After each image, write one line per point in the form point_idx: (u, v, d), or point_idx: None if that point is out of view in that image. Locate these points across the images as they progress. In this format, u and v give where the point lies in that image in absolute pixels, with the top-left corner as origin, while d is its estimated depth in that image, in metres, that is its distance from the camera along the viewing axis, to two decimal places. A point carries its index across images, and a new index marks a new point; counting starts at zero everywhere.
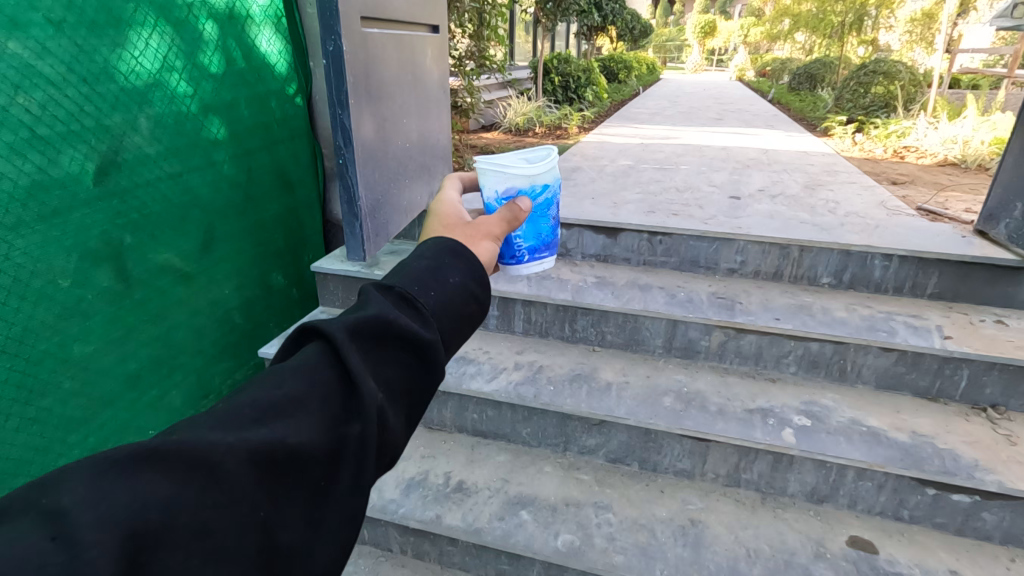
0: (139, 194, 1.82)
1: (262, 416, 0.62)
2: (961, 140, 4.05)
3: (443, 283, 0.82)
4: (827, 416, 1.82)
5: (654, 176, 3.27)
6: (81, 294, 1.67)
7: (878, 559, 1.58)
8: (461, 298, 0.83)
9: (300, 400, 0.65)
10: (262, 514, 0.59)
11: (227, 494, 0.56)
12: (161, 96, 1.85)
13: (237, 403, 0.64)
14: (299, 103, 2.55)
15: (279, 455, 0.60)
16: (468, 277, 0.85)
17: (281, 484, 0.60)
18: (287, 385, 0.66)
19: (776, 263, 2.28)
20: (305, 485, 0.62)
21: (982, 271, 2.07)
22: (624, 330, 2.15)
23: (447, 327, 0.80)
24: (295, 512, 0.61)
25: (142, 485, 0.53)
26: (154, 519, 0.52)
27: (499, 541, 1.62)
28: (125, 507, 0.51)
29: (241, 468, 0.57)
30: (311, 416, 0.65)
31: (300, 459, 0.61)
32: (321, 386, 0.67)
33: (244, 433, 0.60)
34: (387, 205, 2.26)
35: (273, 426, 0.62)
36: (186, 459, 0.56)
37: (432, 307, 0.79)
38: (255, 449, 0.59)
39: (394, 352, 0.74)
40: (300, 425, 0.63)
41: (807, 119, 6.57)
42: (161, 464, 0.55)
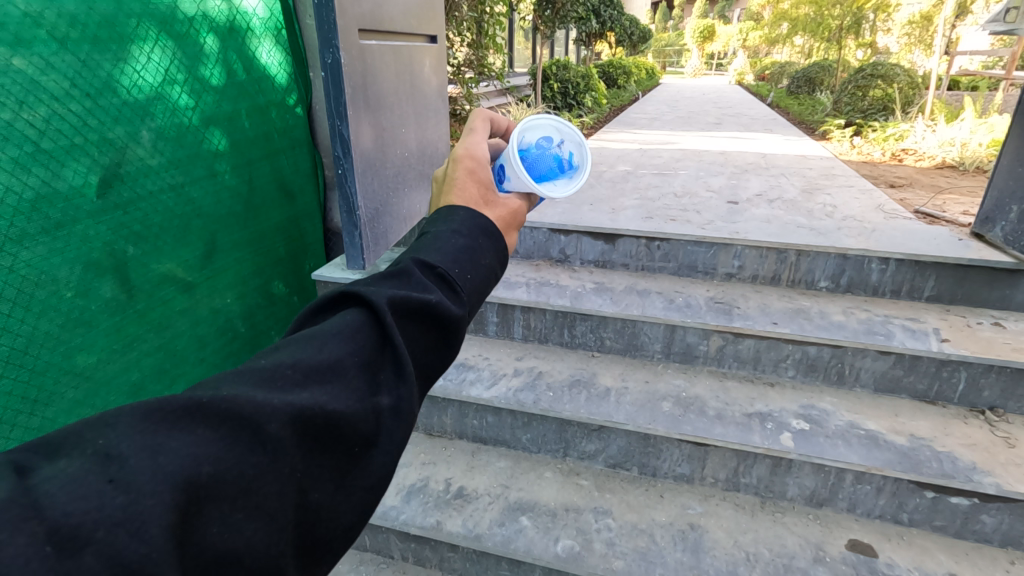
0: (142, 205, 1.84)
1: (303, 379, 0.64)
2: (958, 143, 4.07)
3: (476, 263, 0.82)
4: (826, 419, 1.83)
5: (653, 181, 3.29)
6: (84, 305, 1.69)
7: (877, 562, 1.58)
8: (487, 279, 0.84)
9: (338, 368, 0.66)
10: (298, 475, 0.61)
11: (270, 453, 0.59)
12: (163, 109, 1.88)
13: (278, 362, 0.65)
14: (299, 113, 2.58)
15: (317, 422, 0.62)
16: (496, 260, 0.86)
17: (317, 448, 0.62)
18: (327, 350, 0.67)
19: (774, 267, 2.29)
20: (338, 452, 0.64)
21: (979, 274, 2.08)
22: (623, 336, 2.16)
23: (476, 307, 0.81)
24: (326, 475, 0.63)
25: (194, 440, 0.56)
26: (204, 473, 0.55)
27: (499, 547, 1.63)
28: (177, 459, 0.54)
29: (284, 430, 0.60)
30: (347, 384, 0.66)
31: (337, 426, 0.63)
32: (357, 355, 0.68)
33: (286, 396, 0.62)
34: (387, 213, 2.28)
35: (313, 393, 0.63)
36: (236, 417, 0.58)
37: (466, 286, 0.79)
38: (296, 414, 0.61)
39: (427, 327, 0.75)
40: (336, 392, 0.65)
41: (806, 123, 6.59)
42: (212, 422, 0.57)
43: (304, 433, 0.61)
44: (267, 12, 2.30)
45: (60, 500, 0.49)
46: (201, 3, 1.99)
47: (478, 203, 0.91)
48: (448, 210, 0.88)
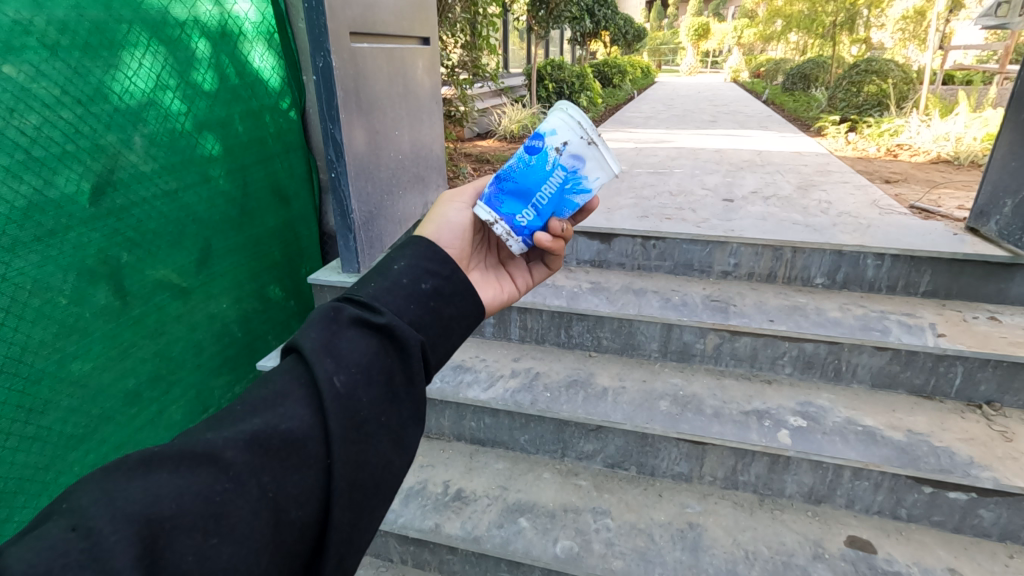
0: (135, 212, 1.84)
1: (252, 409, 0.65)
2: (954, 137, 4.08)
3: (385, 271, 0.79)
4: (823, 416, 1.83)
5: (648, 180, 3.29)
6: (79, 312, 1.69)
7: (877, 558, 1.58)
8: (412, 277, 0.79)
9: (281, 394, 0.66)
10: (271, 494, 0.60)
11: (234, 479, 0.59)
12: (155, 115, 1.88)
13: (232, 404, 0.67)
14: (292, 117, 2.57)
15: (272, 442, 0.61)
16: (415, 258, 0.82)
17: (284, 467, 0.61)
18: (274, 382, 0.67)
19: (769, 264, 2.29)
20: (307, 465, 0.62)
21: (975, 268, 2.08)
22: (620, 335, 2.16)
23: (407, 304, 0.76)
24: (306, 489, 0.62)
25: (155, 482, 0.56)
26: (166, 509, 0.55)
27: (498, 549, 1.63)
28: (138, 500, 0.54)
29: (242, 455, 0.60)
30: (296, 404, 0.65)
31: (294, 441, 0.63)
32: (298, 379, 0.68)
33: (239, 426, 0.63)
34: (381, 216, 2.27)
35: (264, 416, 0.63)
36: (192, 454, 0.59)
37: (372, 293, 0.76)
38: (249, 439, 0.61)
39: (355, 336, 0.71)
40: (287, 412, 0.64)
41: (801, 119, 6.59)
42: (170, 463, 0.58)
43: (261, 455, 0.61)
44: (259, 16, 2.30)
45: (27, 558, 0.49)
46: (192, 8, 1.99)
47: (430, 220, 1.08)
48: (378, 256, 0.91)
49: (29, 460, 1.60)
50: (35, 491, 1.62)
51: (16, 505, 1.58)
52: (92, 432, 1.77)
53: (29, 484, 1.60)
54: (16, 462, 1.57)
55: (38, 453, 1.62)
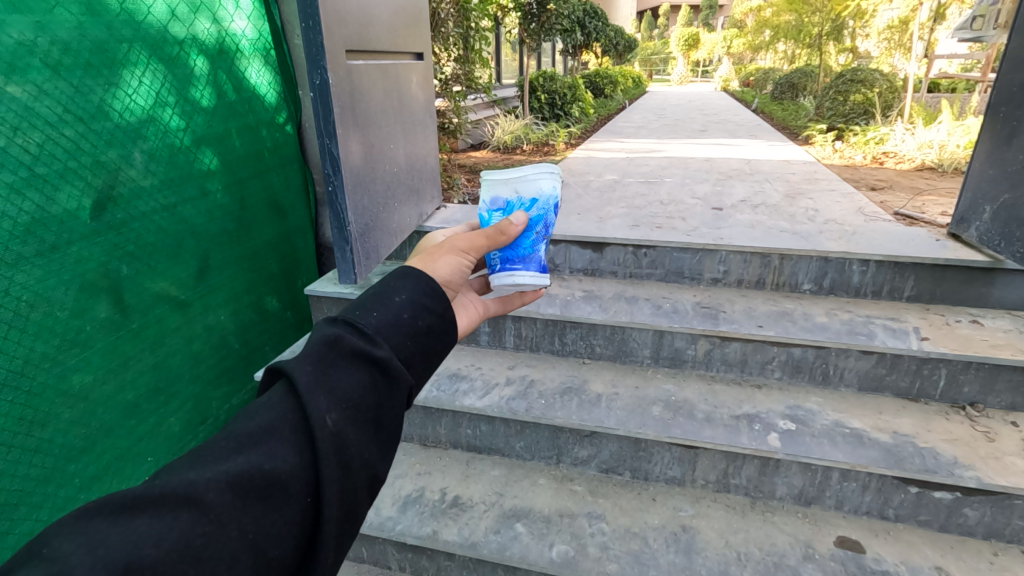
0: (135, 226, 1.87)
1: (239, 446, 0.66)
2: (937, 144, 4.17)
3: (387, 304, 0.84)
4: (811, 419, 1.87)
5: (640, 189, 3.34)
6: (80, 325, 1.71)
7: (865, 558, 1.62)
8: (411, 313, 0.84)
9: (270, 429, 0.68)
10: (251, 535, 0.61)
11: (214, 522, 0.60)
12: (154, 131, 1.92)
13: (216, 438, 0.68)
14: (289, 131, 2.62)
15: (256, 482, 0.63)
16: (415, 293, 0.87)
17: (264, 506, 0.63)
18: (261, 417, 0.69)
19: (758, 271, 2.35)
20: (290, 503, 0.64)
21: (957, 273, 2.14)
22: (613, 342, 2.20)
23: (402, 341, 0.81)
24: (286, 527, 0.64)
25: (135, 528, 0.57)
26: (147, 555, 0.56)
27: (495, 554, 1.66)
28: (120, 549, 0.55)
29: (223, 497, 0.61)
30: (284, 441, 0.67)
31: (278, 480, 0.64)
32: (289, 413, 0.70)
33: (222, 464, 0.64)
34: (376, 228, 2.30)
35: (248, 456, 0.65)
36: (173, 498, 0.60)
37: (372, 326, 0.80)
38: (230, 480, 0.62)
39: (350, 371, 0.74)
40: (274, 449, 0.66)
41: (790, 127, 6.70)
42: (150, 507, 0.59)
43: (244, 496, 0.62)
44: (256, 33, 2.35)
45: None
46: (191, 27, 2.03)
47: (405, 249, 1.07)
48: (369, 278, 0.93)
49: (31, 472, 1.62)
50: (35, 503, 1.64)
51: (16, 518, 1.59)
52: (92, 444, 1.79)
53: (29, 496, 1.62)
54: (17, 474, 1.58)
55: (39, 466, 1.64)
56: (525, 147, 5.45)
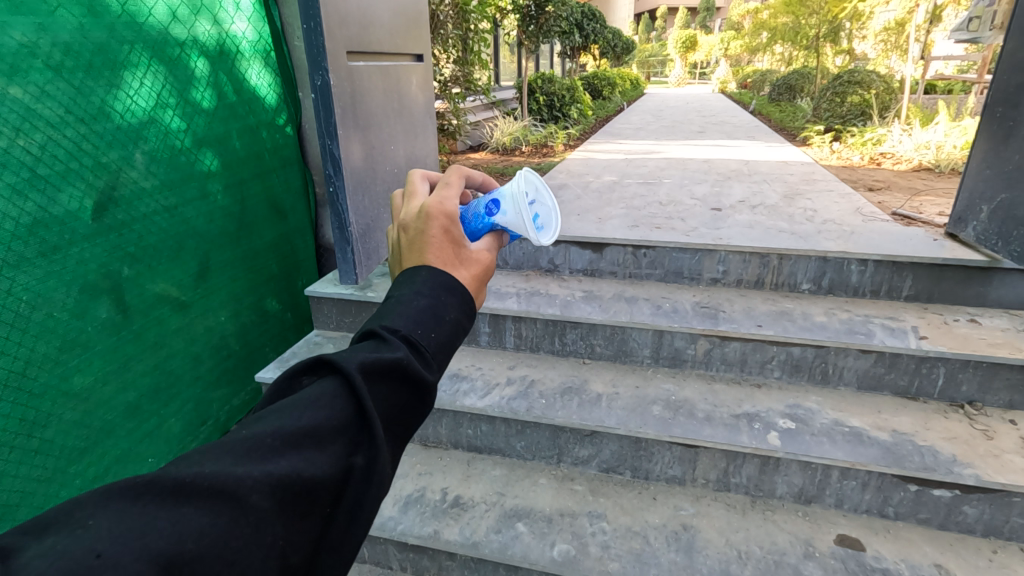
0: (136, 228, 1.87)
1: (283, 446, 0.63)
2: (934, 145, 4.20)
3: (444, 319, 0.80)
4: (810, 418, 1.88)
5: (639, 190, 3.35)
6: (81, 326, 1.71)
7: (865, 555, 1.62)
8: (458, 332, 0.81)
9: (317, 434, 0.65)
10: (281, 542, 0.60)
11: (252, 525, 0.58)
12: (155, 132, 1.92)
13: (258, 431, 0.64)
14: (289, 132, 2.63)
15: (296, 490, 0.61)
16: (465, 310, 0.83)
17: (296, 514, 0.62)
18: (307, 417, 0.66)
19: (757, 271, 2.36)
20: (316, 513, 0.64)
21: (954, 272, 2.15)
22: (613, 342, 2.21)
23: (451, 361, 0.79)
24: (309, 536, 0.63)
25: (180, 518, 0.55)
26: (188, 550, 0.54)
27: (496, 553, 1.66)
28: (164, 537, 0.53)
29: (265, 501, 0.59)
30: (330, 450, 0.65)
31: (314, 490, 0.63)
32: (334, 419, 0.67)
33: (265, 465, 0.61)
34: (376, 229, 2.32)
35: (291, 459, 0.62)
36: (218, 492, 0.57)
37: (431, 343, 0.76)
38: (275, 483, 0.60)
39: (403, 390, 0.73)
40: (317, 458, 0.64)
41: (787, 129, 6.73)
42: (196, 497, 0.57)
43: (283, 503, 0.60)
44: (256, 35, 2.36)
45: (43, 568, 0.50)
46: (191, 28, 2.04)
47: (451, 262, 0.86)
48: (413, 270, 0.84)
49: (32, 473, 1.62)
50: (35, 503, 1.64)
51: (16, 519, 1.60)
52: (93, 444, 1.79)
53: (30, 496, 1.62)
54: (18, 474, 1.58)
55: (40, 466, 1.64)
56: (524, 149, 5.46)
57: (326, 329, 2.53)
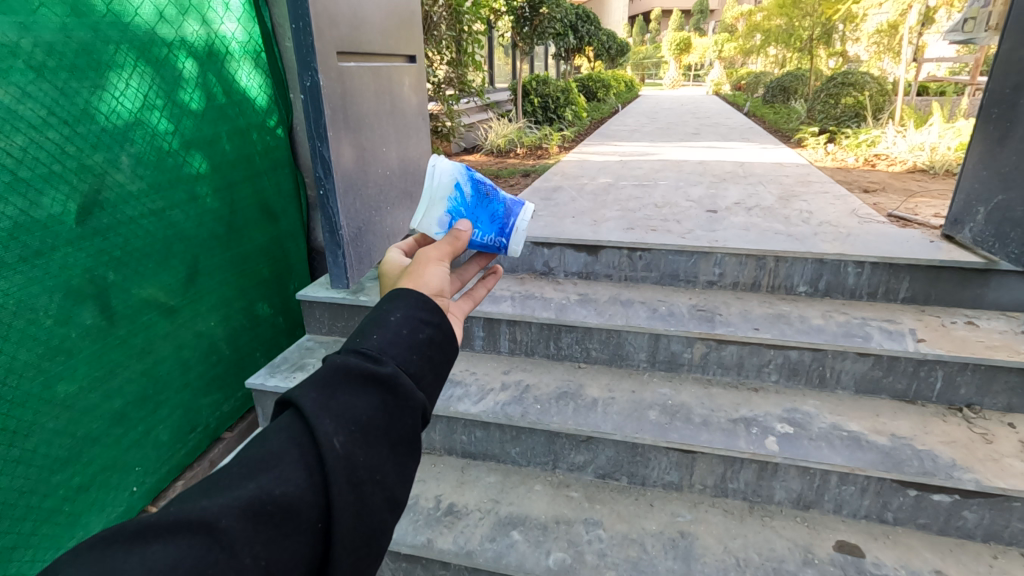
0: (122, 231, 1.83)
1: (248, 472, 0.63)
2: (928, 147, 4.20)
3: (384, 321, 0.78)
4: (809, 422, 1.86)
5: (634, 192, 3.33)
6: (64, 332, 1.67)
7: (864, 562, 1.60)
8: (410, 327, 0.78)
9: (278, 454, 0.64)
10: (263, 562, 0.59)
11: (225, 549, 0.57)
12: (142, 134, 1.88)
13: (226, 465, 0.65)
14: (280, 134, 2.59)
15: (267, 509, 0.60)
16: (413, 307, 0.81)
17: (275, 533, 0.60)
18: (269, 442, 0.66)
19: (753, 273, 2.34)
20: (300, 531, 0.61)
21: (951, 274, 2.14)
22: (608, 346, 2.18)
23: (409, 356, 0.76)
24: (298, 556, 0.61)
25: (151, 555, 0.55)
26: None
27: (490, 562, 1.63)
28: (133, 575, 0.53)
29: (235, 524, 0.58)
30: (294, 466, 0.64)
31: (286, 508, 0.61)
32: (296, 437, 0.66)
33: (231, 492, 0.61)
34: (369, 232, 2.28)
35: (258, 480, 0.62)
36: (185, 524, 0.57)
37: (376, 344, 0.75)
38: (243, 506, 0.59)
39: (357, 391, 0.70)
40: (283, 475, 0.63)
41: (781, 130, 6.73)
42: (165, 532, 0.57)
43: (253, 524, 0.59)
44: (245, 36, 2.32)
45: None
46: (179, 29, 2.00)
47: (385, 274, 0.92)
48: None
49: (13, 484, 1.57)
50: (18, 516, 1.59)
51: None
52: (77, 454, 1.75)
53: (11, 508, 1.57)
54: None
55: (22, 477, 1.59)
56: (518, 151, 5.43)
57: (318, 334, 2.50)
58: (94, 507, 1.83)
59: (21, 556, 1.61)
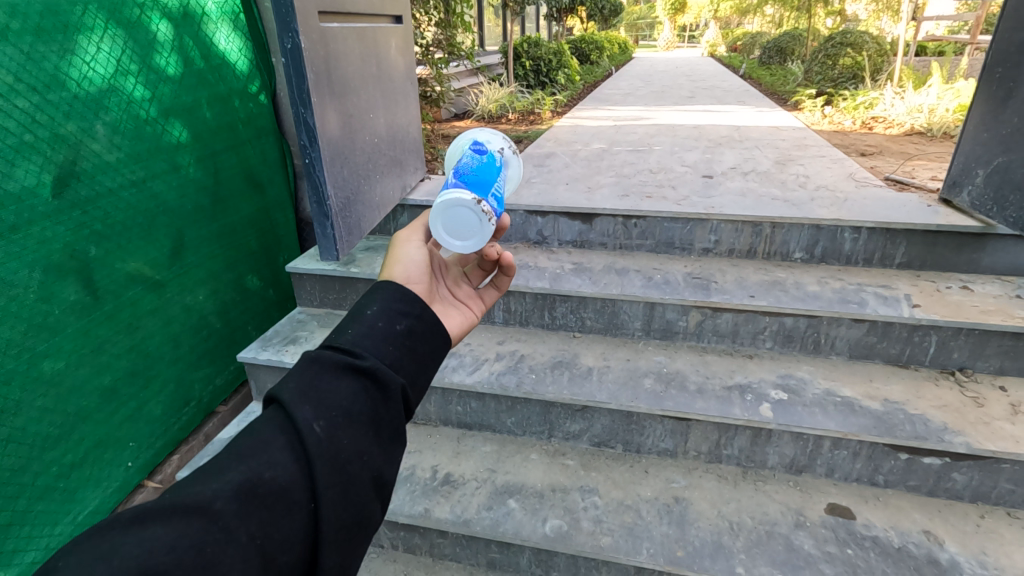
0: (102, 204, 1.77)
1: (236, 458, 0.63)
2: (926, 108, 4.13)
3: (360, 316, 0.79)
4: (803, 388, 1.87)
5: (628, 158, 3.27)
6: (47, 309, 1.63)
7: (855, 524, 1.63)
8: (386, 320, 0.79)
9: (263, 441, 0.65)
10: (260, 540, 0.59)
11: (223, 529, 0.57)
12: (117, 102, 1.80)
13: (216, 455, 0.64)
14: (263, 101, 2.51)
15: (259, 491, 0.60)
16: (388, 301, 0.82)
17: (270, 513, 0.60)
18: (255, 431, 0.66)
19: (749, 240, 2.31)
20: (294, 511, 0.62)
21: (948, 239, 2.12)
22: (603, 316, 2.17)
23: (386, 346, 0.77)
24: (294, 536, 0.61)
25: (148, 535, 0.54)
26: (159, 564, 0.53)
27: (488, 530, 1.65)
28: (132, 557, 0.52)
29: (230, 505, 0.58)
30: (280, 450, 0.64)
31: (277, 489, 0.61)
32: (281, 426, 0.67)
33: (222, 476, 0.61)
34: (359, 201, 2.22)
35: (248, 464, 0.62)
36: (180, 506, 0.57)
37: (352, 336, 0.75)
38: (236, 488, 0.60)
39: (336, 379, 0.70)
40: (271, 459, 0.63)
41: (777, 93, 6.61)
42: (160, 515, 0.56)
43: (246, 504, 0.59)
44: None
45: None
46: None
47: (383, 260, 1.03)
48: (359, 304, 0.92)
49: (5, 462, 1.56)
50: (11, 493, 1.58)
51: None
52: (69, 431, 1.73)
53: (4, 486, 1.56)
54: None
55: (13, 455, 1.57)
56: (510, 116, 5.31)
57: (310, 307, 2.47)
58: (89, 484, 1.82)
59: (19, 533, 1.60)
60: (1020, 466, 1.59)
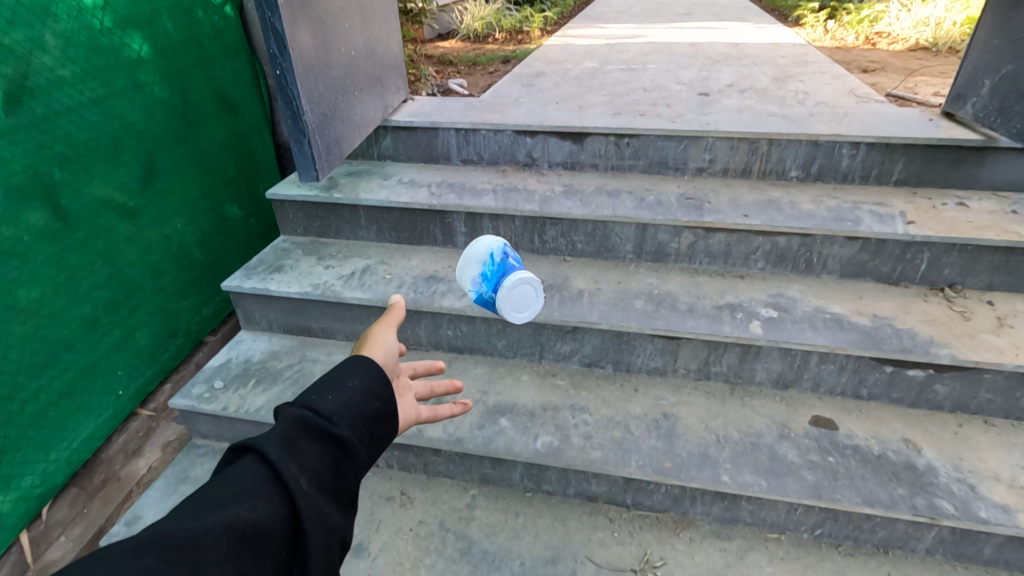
0: (62, 124, 1.66)
1: (218, 507, 0.74)
2: (933, 21, 3.94)
3: (341, 389, 0.93)
4: (793, 306, 1.87)
5: (622, 76, 3.12)
6: (14, 235, 1.56)
7: (837, 435, 1.68)
8: (362, 398, 0.94)
9: (244, 492, 0.76)
10: None
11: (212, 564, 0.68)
12: (66, 9, 1.65)
13: (194, 501, 0.75)
14: (229, 13, 2.32)
15: (245, 536, 0.72)
16: (367, 380, 0.96)
17: (250, 556, 0.72)
18: (232, 484, 0.77)
19: (745, 158, 2.24)
20: (272, 551, 0.74)
21: (948, 153, 2.06)
22: (594, 238, 2.13)
23: (356, 423, 0.91)
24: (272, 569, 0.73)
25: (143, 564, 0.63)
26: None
27: (480, 447, 1.69)
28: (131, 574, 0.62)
29: (217, 544, 0.70)
30: (258, 497, 0.76)
31: (259, 532, 0.73)
32: (258, 475, 0.79)
33: (207, 519, 0.72)
34: (338, 119, 2.10)
35: (226, 512, 0.73)
36: (170, 542, 0.67)
37: (328, 407, 0.90)
38: (222, 531, 0.71)
39: (312, 448, 0.84)
40: (252, 507, 0.75)
41: (778, 8, 6.27)
42: (151, 548, 0.65)
43: (234, 550, 0.70)
44: None
45: None
46: None
47: None
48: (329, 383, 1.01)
49: None
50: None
51: None
52: (52, 360, 1.71)
53: None
54: None
55: None
56: (497, 36, 5.02)
57: (294, 235, 2.40)
58: (80, 412, 1.82)
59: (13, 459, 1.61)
60: (1001, 376, 1.63)
